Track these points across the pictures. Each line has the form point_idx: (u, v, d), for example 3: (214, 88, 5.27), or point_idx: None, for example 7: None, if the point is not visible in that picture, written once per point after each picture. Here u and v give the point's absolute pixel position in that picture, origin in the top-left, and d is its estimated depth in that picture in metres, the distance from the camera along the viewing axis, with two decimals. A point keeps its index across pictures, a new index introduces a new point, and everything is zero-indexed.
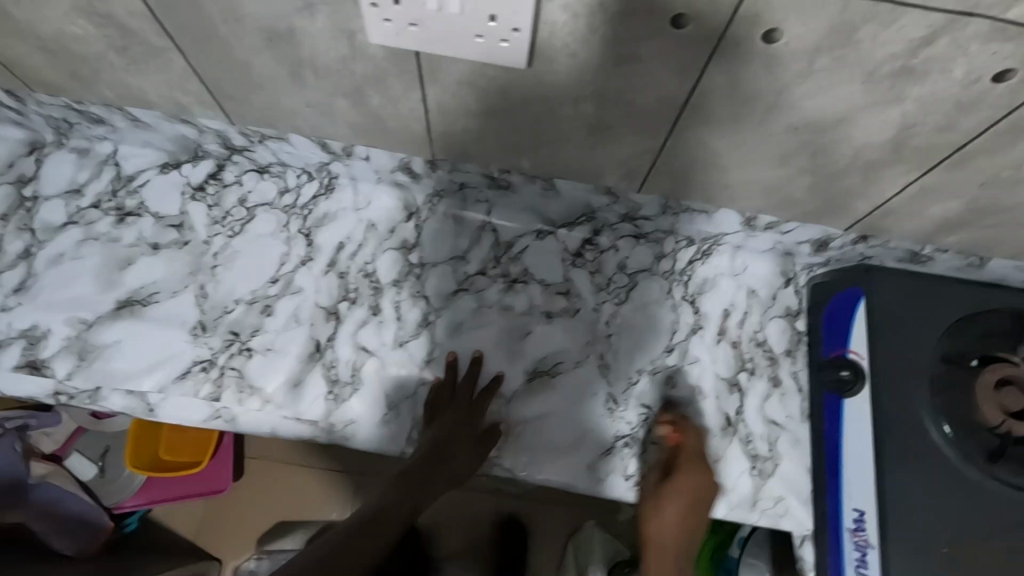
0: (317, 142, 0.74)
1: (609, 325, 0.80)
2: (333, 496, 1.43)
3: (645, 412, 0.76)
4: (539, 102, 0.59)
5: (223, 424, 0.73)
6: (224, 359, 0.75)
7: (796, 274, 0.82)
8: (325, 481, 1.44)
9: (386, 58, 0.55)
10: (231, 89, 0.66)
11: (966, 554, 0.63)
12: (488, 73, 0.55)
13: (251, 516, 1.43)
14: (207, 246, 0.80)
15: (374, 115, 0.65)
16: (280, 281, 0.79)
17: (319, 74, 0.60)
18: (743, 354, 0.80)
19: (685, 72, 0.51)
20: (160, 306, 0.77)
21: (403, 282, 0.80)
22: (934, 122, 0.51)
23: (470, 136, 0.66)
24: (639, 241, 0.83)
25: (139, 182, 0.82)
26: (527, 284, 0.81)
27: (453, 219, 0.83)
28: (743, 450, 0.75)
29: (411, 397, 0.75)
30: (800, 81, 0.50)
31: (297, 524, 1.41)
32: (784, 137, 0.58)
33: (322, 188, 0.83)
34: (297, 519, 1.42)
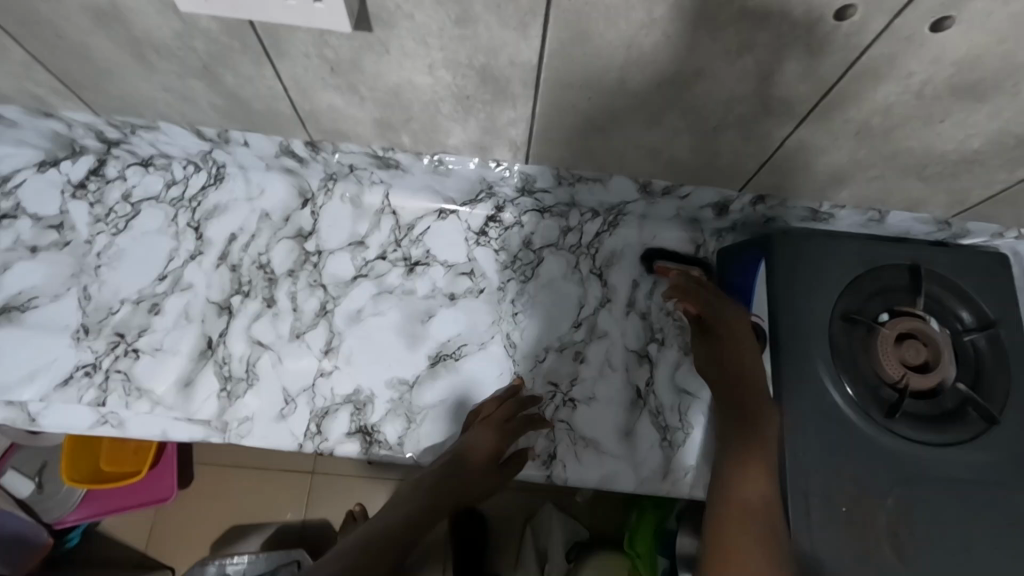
0: (190, 129, 0.70)
1: (515, 303, 0.78)
2: (281, 497, 1.40)
3: (552, 390, 0.74)
4: (395, 72, 0.56)
5: (110, 431, 0.70)
6: (109, 362, 0.71)
7: (705, 241, 0.81)
8: (273, 482, 1.41)
9: (221, 31, 0.52)
10: (81, 77, 0.62)
11: (865, 513, 0.63)
12: (331, 42, 0.53)
13: (198, 523, 1.39)
14: (90, 246, 0.76)
15: (235, 95, 0.62)
16: (169, 278, 0.76)
17: (162, 53, 0.57)
18: (653, 325, 0.78)
19: (528, 28, 0.49)
20: (41, 311, 0.73)
21: (299, 272, 0.77)
22: (790, 69, 0.50)
23: (342, 113, 0.64)
24: (544, 215, 0.80)
25: (15, 182, 0.78)
26: (429, 266, 0.79)
27: (351, 203, 0.80)
28: (653, 422, 0.74)
29: (309, 389, 0.72)
30: (645, 32, 0.48)
31: (245, 528, 1.38)
32: (651, 95, 0.56)
33: (211, 179, 0.79)
34: (244, 523, 1.38)
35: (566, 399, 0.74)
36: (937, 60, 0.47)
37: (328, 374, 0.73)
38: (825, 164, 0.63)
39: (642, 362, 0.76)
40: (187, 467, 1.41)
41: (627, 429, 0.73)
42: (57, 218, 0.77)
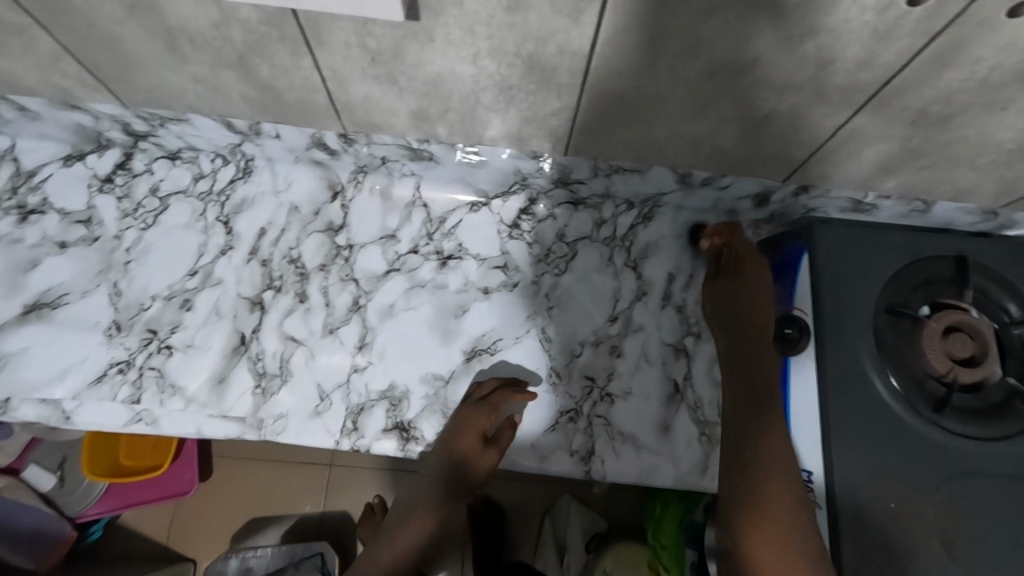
0: (221, 121, 0.69)
1: (549, 297, 0.77)
2: (301, 491, 1.40)
3: (589, 385, 0.73)
4: (438, 62, 0.54)
5: (145, 430, 0.69)
6: (142, 359, 0.70)
7: (741, 233, 0.79)
8: (292, 476, 1.41)
9: (262, 21, 0.51)
10: (111, 70, 0.61)
11: (912, 509, 0.62)
12: (374, 32, 0.51)
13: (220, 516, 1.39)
14: (119, 242, 0.75)
15: (268, 86, 0.60)
16: (199, 273, 0.75)
17: (197, 45, 0.55)
18: (690, 318, 0.77)
19: (583, 16, 0.47)
20: (70, 307, 0.72)
21: (331, 267, 0.76)
22: (853, 55, 0.48)
23: (379, 105, 0.62)
24: (577, 208, 0.79)
25: (41, 177, 0.77)
26: (461, 260, 0.77)
27: (381, 196, 0.79)
28: (692, 417, 0.72)
29: (343, 385, 0.71)
30: (706, 19, 0.46)
31: (266, 521, 1.38)
32: (702, 84, 0.54)
33: (239, 173, 0.78)
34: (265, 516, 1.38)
35: (604, 395, 0.73)
36: (1010, 45, 0.45)
37: (362, 370, 0.72)
38: (875, 153, 0.61)
39: (679, 357, 0.75)
40: (207, 461, 1.41)
41: (666, 424, 0.72)
42: (85, 213, 0.76)
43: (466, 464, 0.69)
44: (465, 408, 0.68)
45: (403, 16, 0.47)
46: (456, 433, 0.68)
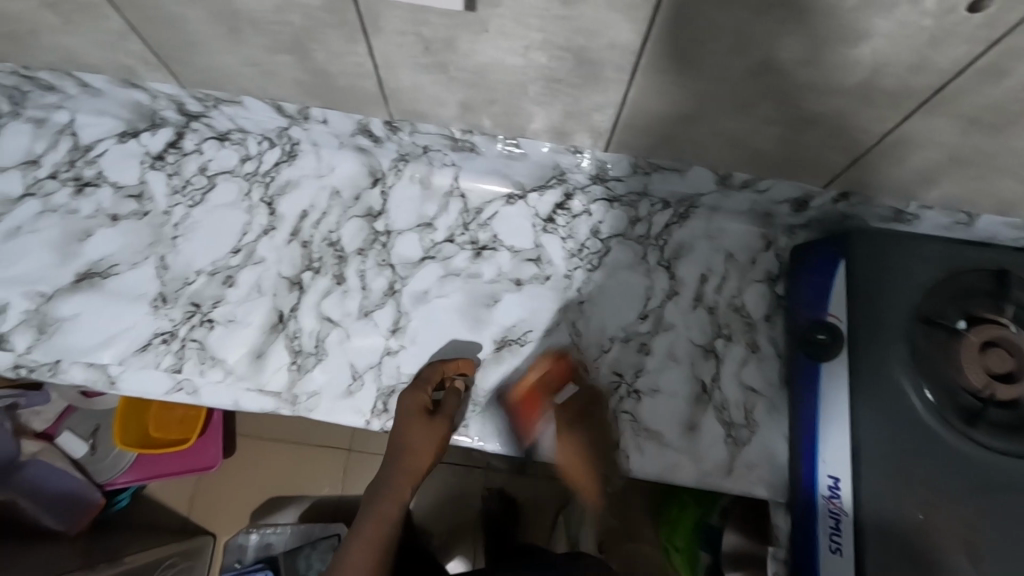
0: (272, 105, 0.71)
1: (581, 292, 0.77)
2: (320, 473, 1.42)
3: (616, 380, 0.74)
4: (488, 54, 0.55)
5: (185, 398, 0.71)
6: (185, 331, 0.73)
7: (776, 237, 0.79)
8: (313, 458, 1.43)
9: (321, 6, 0.52)
10: (172, 51, 0.63)
11: (942, 523, 0.61)
12: (430, 21, 0.52)
13: (241, 492, 1.43)
14: (167, 217, 0.78)
15: (320, 71, 0.62)
16: (243, 251, 0.77)
17: (256, 28, 0.56)
18: (721, 320, 0.77)
19: (635, 11, 0.47)
20: (119, 278, 0.75)
21: (369, 251, 0.78)
22: (906, 60, 0.48)
23: (426, 94, 0.63)
24: (613, 205, 0.80)
25: (97, 151, 0.80)
26: (496, 251, 0.78)
27: (420, 184, 0.80)
28: (718, 418, 0.72)
29: (375, 366, 0.73)
30: (759, 17, 0.46)
31: (285, 500, 1.41)
32: (748, 84, 0.54)
33: (284, 156, 0.80)
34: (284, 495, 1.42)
35: (631, 391, 0.73)
36: None
37: (394, 353, 0.74)
38: (920, 161, 0.61)
39: (708, 357, 0.75)
40: (231, 438, 1.44)
41: (692, 423, 0.72)
42: (137, 188, 0.79)
43: (422, 442, 0.68)
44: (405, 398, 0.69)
45: (459, 6, 0.49)
46: (404, 407, 0.69)
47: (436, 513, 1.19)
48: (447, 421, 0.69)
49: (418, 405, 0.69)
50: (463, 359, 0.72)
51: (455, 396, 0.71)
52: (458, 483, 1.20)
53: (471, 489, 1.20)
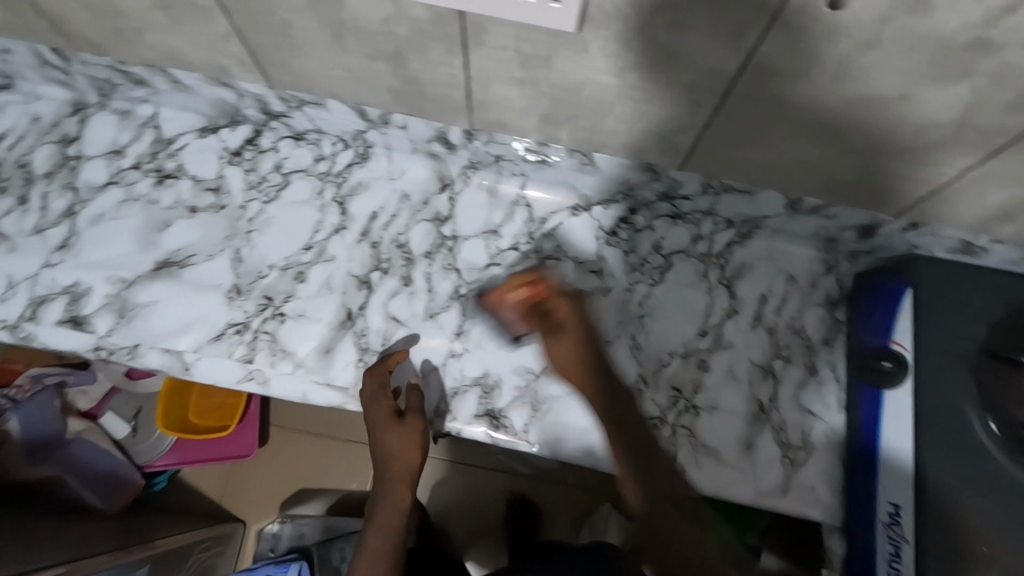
0: (356, 109, 0.73)
1: (642, 306, 0.78)
2: (350, 468, 1.45)
3: (674, 395, 0.75)
4: (583, 72, 0.57)
5: (255, 388, 0.73)
6: (257, 323, 0.75)
7: (838, 263, 0.80)
8: (344, 453, 1.46)
9: (429, 19, 0.54)
10: (271, 54, 0.65)
11: (1007, 558, 0.60)
12: (532, 38, 0.54)
13: (271, 482, 1.45)
14: (243, 211, 0.80)
15: (411, 79, 0.64)
16: (314, 248, 0.79)
17: (359, 36, 0.58)
18: (780, 341, 0.77)
19: (740, 39, 0.49)
20: (196, 268, 0.77)
21: (436, 254, 0.79)
22: (1004, 99, 0.49)
23: (512, 106, 0.65)
24: (676, 222, 0.81)
25: (178, 145, 0.83)
26: (559, 261, 0.80)
27: (488, 192, 0.82)
28: (775, 438, 0.73)
29: (439, 368, 0.75)
30: (864, 51, 0.47)
31: (314, 491, 1.43)
32: (839, 113, 0.55)
33: (356, 158, 0.82)
34: (313, 487, 1.44)
35: (689, 407, 0.74)
36: None
37: (458, 356, 0.75)
38: (999, 197, 0.62)
39: (766, 378, 0.76)
40: (267, 429, 1.47)
41: (749, 441, 0.73)
42: (214, 181, 0.81)
43: (399, 441, 0.69)
44: (373, 405, 0.70)
45: (572, 27, 0.50)
46: (371, 417, 0.69)
47: (460, 512, 1.20)
48: (417, 418, 0.70)
49: (384, 410, 0.69)
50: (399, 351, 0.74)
51: (415, 394, 0.71)
52: (484, 485, 1.22)
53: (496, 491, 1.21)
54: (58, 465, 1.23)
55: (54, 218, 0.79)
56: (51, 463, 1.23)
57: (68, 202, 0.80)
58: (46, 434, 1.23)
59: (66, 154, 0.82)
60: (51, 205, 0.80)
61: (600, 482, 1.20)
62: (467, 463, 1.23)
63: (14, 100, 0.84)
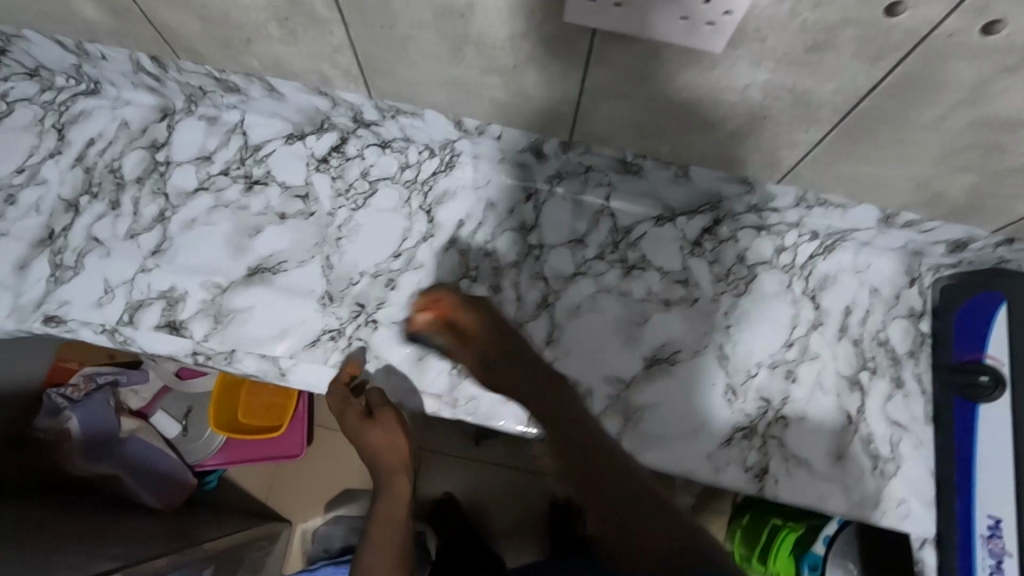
0: (453, 119, 0.74)
1: (728, 317, 0.79)
2: None
3: (763, 406, 0.75)
4: (704, 89, 0.58)
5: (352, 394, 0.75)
6: (351, 329, 0.76)
7: (921, 275, 0.80)
8: None
9: (559, 37, 0.55)
10: (380, 66, 0.66)
11: None
12: (661, 56, 0.54)
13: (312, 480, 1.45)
14: (332, 218, 0.81)
15: (522, 93, 0.65)
16: (403, 256, 0.80)
17: (480, 50, 0.59)
18: (865, 353, 0.78)
19: (879, 63, 0.49)
20: (288, 274, 0.78)
21: (523, 263, 0.80)
22: None
23: (618, 120, 0.66)
24: (760, 233, 0.81)
25: (265, 151, 0.84)
26: (645, 271, 0.81)
27: (572, 201, 0.83)
28: (864, 450, 0.74)
29: None
30: (1006, 76, 0.48)
31: (357, 491, 1.43)
32: (961, 133, 0.56)
33: (441, 166, 0.83)
34: (354, 485, 1.44)
35: (778, 417, 0.75)
36: None
37: (548, 365, 0.76)
38: None
39: (854, 389, 0.76)
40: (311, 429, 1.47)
41: (839, 452, 0.74)
42: (302, 188, 0.82)
43: (384, 436, 0.70)
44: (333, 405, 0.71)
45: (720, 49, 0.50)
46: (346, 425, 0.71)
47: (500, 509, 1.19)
48: (385, 410, 0.71)
49: (352, 413, 0.71)
50: (349, 362, 0.74)
51: (375, 390, 0.73)
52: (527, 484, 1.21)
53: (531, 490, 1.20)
54: (114, 464, 1.24)
55: (147, 223, 0.80)
56: (107, 463, 1.24)
57: (159, 207, 0.81)
58: (100, 434, 1.24)
59: (155, 159, 0.83)
60: (143, 209, 0.81)
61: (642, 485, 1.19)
62: (501, 464, 1.21)
63: (103, 105, 0.85)
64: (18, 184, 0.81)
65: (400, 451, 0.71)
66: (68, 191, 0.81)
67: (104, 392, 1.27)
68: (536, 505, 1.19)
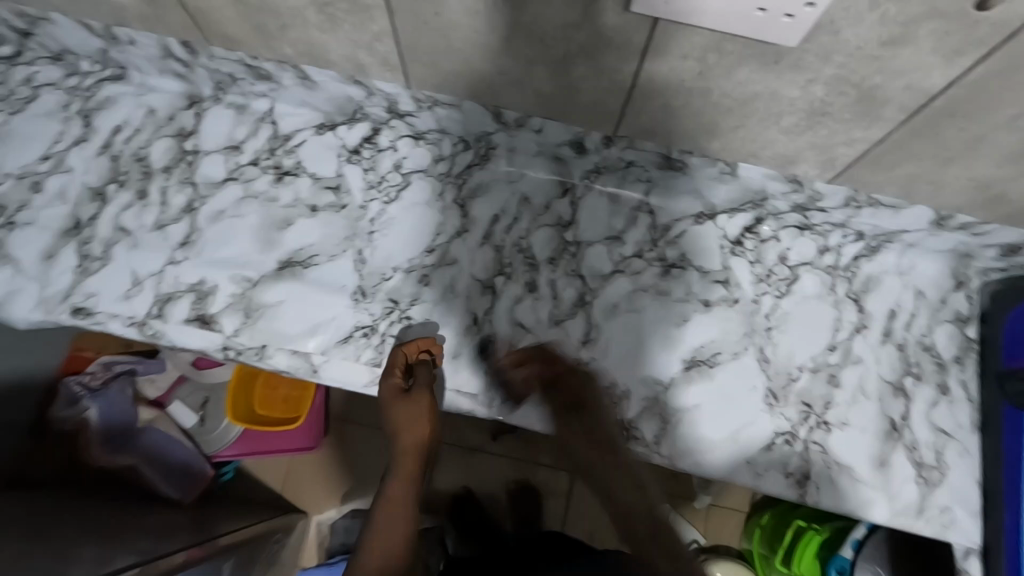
0: (493, 111, 0.72)
1: (769, 319, 0.77)
2: None
3: (805, 411, 0.73)
4: (765, 83, 0.55)
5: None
6: (385, 326, 0.74)
7: (968, 278, 0.78)
8: None
9: (617, 27, 0.52)
10: (423, 54, 0.64)
11: None
12: (724, 49, 0.52)
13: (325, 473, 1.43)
14: (363, 211, 0.79)
15: (569, 85, 0.62)
16: (437, 251, 0.78)
17: (531, 40, 0.57)
18: (910, 358, 0.76)
19: (958, 59, 0.47)
20: (320, 269, 0.76)
21: (559, 260, 0.78)
22: None
23: (667, 113, 0.64)
24: (803, 232, 0.79)
25: (295, 141, 0.81)
26: (684, 270, 0.78)
27: (610, 198, 0.80)
28: (908, 457, 0.72)
29: None
30: None
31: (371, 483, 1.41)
32: None
33: (475, 159, 0.81)
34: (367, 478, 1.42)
35: (820, 422, 0.73)
36: None
37: (585, 364, 0.74)
38: None
39: (898, 395, 0.75)
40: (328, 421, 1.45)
41: (883, 459, 0.72)
42: (333, 180, 0.80)
43: (411, 418, 0.65)
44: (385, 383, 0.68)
45: (794, 41, 0.48)
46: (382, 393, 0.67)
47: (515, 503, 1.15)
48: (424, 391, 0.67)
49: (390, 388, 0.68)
50: (423, 339, 0.72)
51: (423, 368, 0.69)
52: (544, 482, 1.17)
53: (548, 486, 1.16)
54: (132, 454, 1.24)
55: (175, 214, 0.78)
56: (125, 453, 1.24)
57: (187, 197, 0.79)
58: (117, 424, 1.24)
59: (182, 148, 0.81)
60: (170, 199, 0.79)
61: (661, 483, 1.15)
62: (516, 459, 1.18)
63: (128, 92, 0.83)
64: (44, 172, 0.79)
65: (425, 432, 0.66)
66: (94, 180, 0.79)
67: (122, 381, 1.26)
68: (548, 502, 1.16)
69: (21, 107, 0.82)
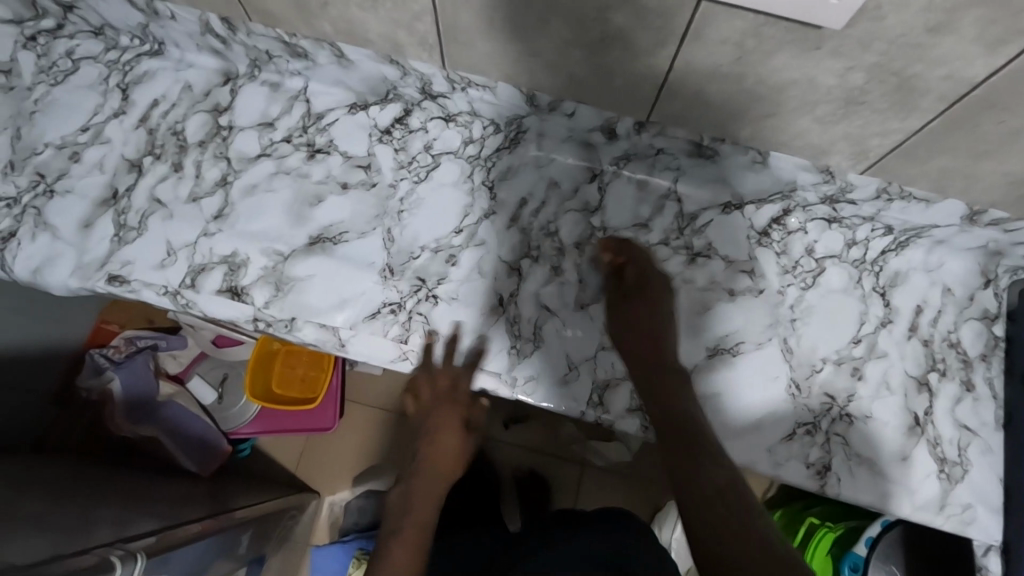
0: (526, 94, 0.72)
1: (794, 310, 0.77)
2: None
3: (828, 402, 0.74)
4: (802, 70, 0.55)
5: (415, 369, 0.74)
6: (412, 303, 0.75)
7: (997, 276, 0.77)
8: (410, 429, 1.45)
9: (657, 9, 0.53)
10: (461, 34, 0.64)
11: None
12: (762, 34, 0.52)
13: (337, 454, 1.45)
14: (393, 191, 0.80)
15: (605, 67, 0.63)
16: (464, 232, 0.79)
17: (569, 21, 0.57)
18: (935, 354, 0.76)
19: (1001, 48, 0.47)
20: (349, 245, 0.77)
21: (585, 245, 0.79)
22: None
23: (701, 100, 0.64)
24: (831, 225, 0.79)
25: (328, 120, 0.83)
26: (710, 259, 0.79)
27: (637, 184, 0.81)
28: (931, 452, 0.72)
29: (590, 359, 0.75)
30: None
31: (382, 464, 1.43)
32: None
33: (504, 142, 0.81)
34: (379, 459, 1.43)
35: (843, 414, 0.73)
36: None
37: (609, 349, 0.75)
38: None
39: (922, 390, 0.74)
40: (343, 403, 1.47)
41: (905, 453, 0.72)
42: (365, 159, 0.81)
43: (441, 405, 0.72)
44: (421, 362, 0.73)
45: (838, 26, 0.48)
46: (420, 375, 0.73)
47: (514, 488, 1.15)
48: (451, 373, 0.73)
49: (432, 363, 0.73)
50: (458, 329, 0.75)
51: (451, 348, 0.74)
52: (557, 469, 1.18)
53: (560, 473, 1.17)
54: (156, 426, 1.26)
55: (209, 187, 0.80)
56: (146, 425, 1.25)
57: (221, 171, 0.80)
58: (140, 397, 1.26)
59: (217, 123, 0.82)
60: (205, 173, 0.80)
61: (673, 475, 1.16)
62: (525, 446, 1.19)
63: (165, 67, 0.84)
64: (83, 143, 0.81)
65: (449, 456, 0.70)
66: (131, 152, 0.81)
67: (145, 355, 1.28)
68: (560, 488, 1.17)
69: (62, 79, 0.83)
